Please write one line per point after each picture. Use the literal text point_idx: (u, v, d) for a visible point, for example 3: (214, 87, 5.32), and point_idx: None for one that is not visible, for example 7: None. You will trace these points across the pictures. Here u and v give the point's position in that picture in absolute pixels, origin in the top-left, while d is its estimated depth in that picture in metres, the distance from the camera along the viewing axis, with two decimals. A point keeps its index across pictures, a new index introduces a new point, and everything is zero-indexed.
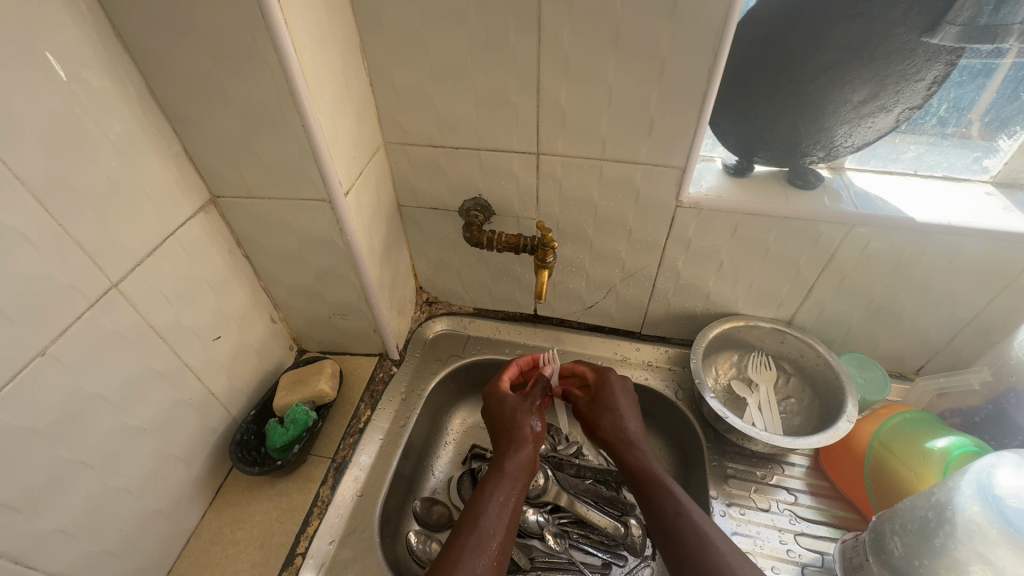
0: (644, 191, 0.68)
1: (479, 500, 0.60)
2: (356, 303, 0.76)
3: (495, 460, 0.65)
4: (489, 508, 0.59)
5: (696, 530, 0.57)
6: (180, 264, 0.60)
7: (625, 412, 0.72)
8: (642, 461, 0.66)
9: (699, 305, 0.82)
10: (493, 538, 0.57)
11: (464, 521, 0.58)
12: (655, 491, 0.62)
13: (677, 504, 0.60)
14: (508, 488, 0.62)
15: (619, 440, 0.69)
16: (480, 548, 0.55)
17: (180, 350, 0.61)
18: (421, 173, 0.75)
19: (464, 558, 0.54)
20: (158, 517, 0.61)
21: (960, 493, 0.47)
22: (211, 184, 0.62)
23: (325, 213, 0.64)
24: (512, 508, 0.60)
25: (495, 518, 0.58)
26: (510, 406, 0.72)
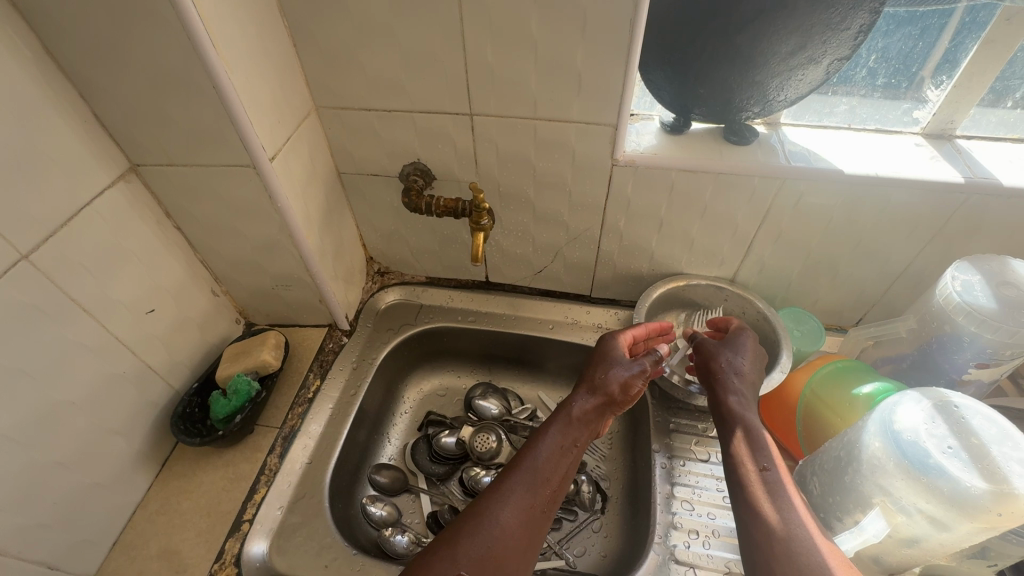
0: (579, 150, 0.68)
1: (547, 437, 0.61)
2: (297, 273, 0.76)
3: (565, 400, 0.65)
4: (550, 449, 0.60)
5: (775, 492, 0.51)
6: (102, 234, 0.59)
7: (743, 373, 0.63)
8: (744, 416, 0.59)
9: (644, 267, 0.83)
10: (548, 481, 0.58)
11: (524, 454, 0.60)
12: (740, 450, 0.56)
13: (766, 462, 0.54)
14: (572, 437, 0.61)
15: (725, 389, 0.62)
16: (531, 488, 0.56)
17: (108, 324, 0.60)
18: (357, 139, 0.73)
19: (516, 490, 0.56)
20: (97, 490, 0.61)
21: (866, 432, 0.50)
22: (129, 151, 0.61)
23: (253, 180, 0.62)
24: (573, 453, 0.61)
25: (555, 460, 0.59)
26: (607, 358, 0.69)
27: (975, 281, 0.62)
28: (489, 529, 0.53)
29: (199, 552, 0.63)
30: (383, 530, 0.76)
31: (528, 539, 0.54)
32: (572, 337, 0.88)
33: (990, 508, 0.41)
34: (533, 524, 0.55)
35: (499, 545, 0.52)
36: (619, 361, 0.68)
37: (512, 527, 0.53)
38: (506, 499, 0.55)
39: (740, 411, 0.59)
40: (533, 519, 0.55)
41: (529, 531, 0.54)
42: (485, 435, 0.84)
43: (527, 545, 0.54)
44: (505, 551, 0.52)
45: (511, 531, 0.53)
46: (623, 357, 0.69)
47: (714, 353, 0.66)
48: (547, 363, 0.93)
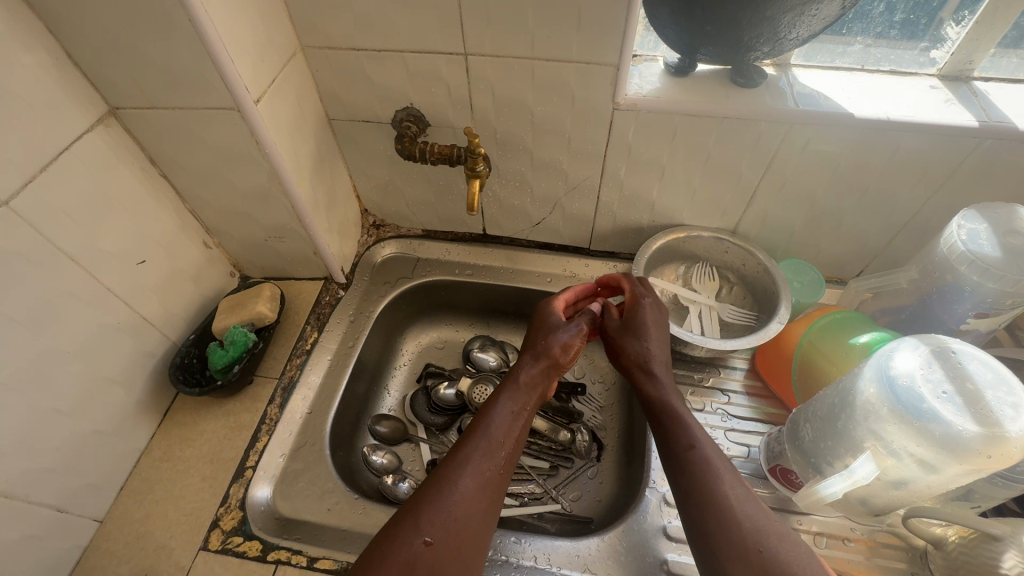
0: (578, 93, 0.65)
1: (497, 407, 0.61)
2: (290, 224, 0.74)
3: (513, 367, 0.65)
4: (503, 417, 0.60)
5: (704, 464, 0.54)
6: (85, 180, 0.57)
7: (656, 341, 0.67)
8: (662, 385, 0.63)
9: (644, 218, 0.82)
10: (502, 447, 0.58)
11: (477, 422, 0.59)
12: (671, 425, 0.59)
13: (691, 433, 0.57)
14: (521, 401, 0.62)
15: (641, 361, 0.66)
16: (488, 456, 0.56)
17: (99, 274, 0.59)
18: (346, 81, 0.70)
19: (472, 459, 0.55)
20: (100, 437, 0.61)
21: (862, 378, 0.50)
22: (107, 93, 0.58)
23: (238, 125, 0.60)
24: (524, 416, 0.61)
25: (508, 425, 0.59)
26: (546, 326, 0.70)
27: (981, 230, 0.60)
28: (450, 499, 0.52)
29: (203, 497, 0.64)
30: (384, 477, 0.78)
31: (487, 505, 0.54)
32: None
33: (979, 450, 0.41)
34: (490, 490, 0.55)
35: (461, 515, 0.52)
36: (559, 326, 0.70)
37: (472, 495, 0.53)
38: (463, 470, 0.54)
39: (655, 382, 0.63)
40: (492, 487, 0.55)
41: (487, 498, 0.54)
42: (482, 386, 0.85)
43: (487, 511, 0.54)
44: (467, 519, 0.52)
45: (471, 500, 0.53)
46: (563, 325, 0.70)
47: (628, 326, 0.69)
48: None
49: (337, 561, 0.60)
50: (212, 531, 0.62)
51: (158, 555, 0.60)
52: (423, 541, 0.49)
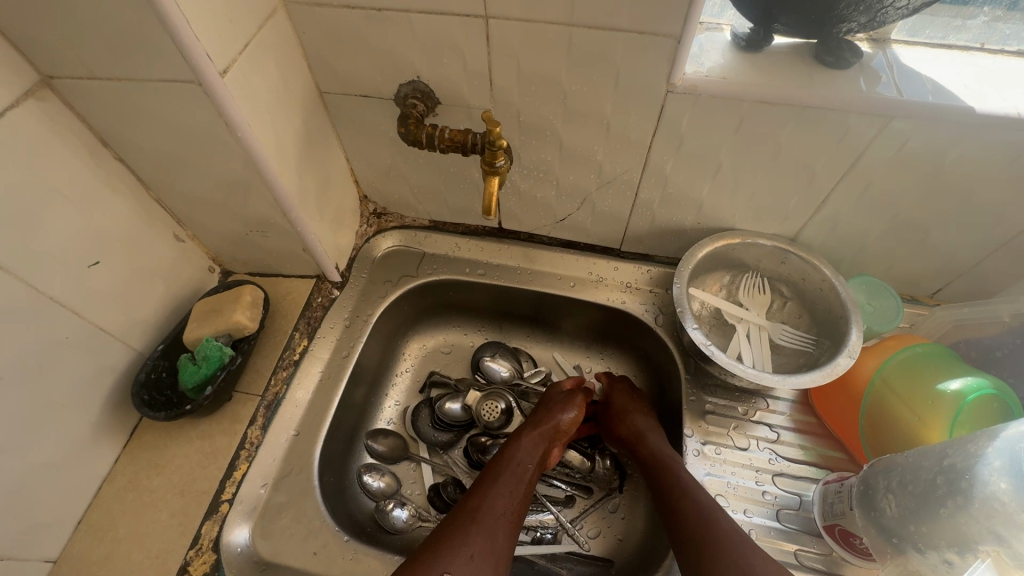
0: (625, 70, 0.52)
1: (508, 461, 0.62)
2: (274, 218, 0.63)
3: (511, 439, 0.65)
4: (513, 467, 0.61)
5: (699, 512, 0.54)
6: (12, 170, 0.46)
7: (648, 421, 0.67)
8: (656, 453, 0.63)
9: (688, 219, 0.70)
10: (516, 496, 0.59)
11: (474, 494, 0.58)
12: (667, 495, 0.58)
13: (682, 487, 0.57)
14: (519, 470, 0.61)
15: (632, 433, 0.66)
16: (500, 503, 0.57)
17: (36, 282, 0.49)
18: (339, 47, 0.57)
19: (484, 509, 0.56)
20: (48, 469, 0.53)
21: (985, 464, 0.41)
22: (36, 59, 0.46)
23: (201, 102, 0.48)
24: (534, 472, 0.62)
25: (515, 481, 0.60)
26: (548, 395, 0.71)
27: None
28: (463, 544, 0.52)
29: (172, 536, 0.56)
30: (381, 503, 0.69)
31: (503, 553, 0.54)
32: (594, 298, 0.77)
33: None
34: (499, 546, 0.54)
35: (475, 557, 0.52)
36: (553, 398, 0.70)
37: (484, 539, 0.53)
38: (476, 517, 0.55)
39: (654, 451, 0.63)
40: (506, 534, 0.55)
41: (501, 546, 0.54)
42: (492, 402, 0.77)
43: (502, 556, 0.53)
44: (482, 563, 0.52)
45: (485, 545, 0.53)
46: (564, 395, 0.71)
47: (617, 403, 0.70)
48: (564, 323, 0.82)
49: None
50: None
51: None
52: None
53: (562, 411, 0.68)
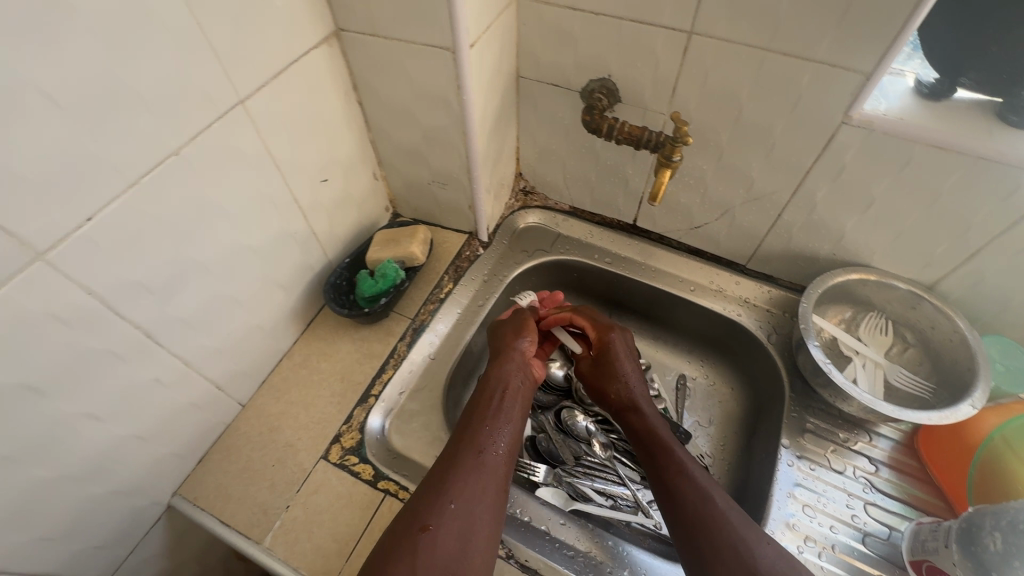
0: (807, 98, 0.58)
1: (480, 412, 0.62)
2: (457, 174, 0.74)
3: (487, 391, 0.65)
4: (491, 416, 0.61)
5: (695, 490, 0.57)
6: (300, 94, 0.59)
7: (634, 380, 0.70)
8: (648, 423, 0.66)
9: (824, 247, 0.73)
10: (501, 439, 0.59)
11: (452, 446, 0.58)
12: (664, 466, 0.61)
13: (676, 462, 0.60)
14: (502, 419, 0.61)
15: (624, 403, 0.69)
16: (481, 447, 0.57)
17: (291, 184, 0.63)
18: (550, 41, 0.67)
19: (465, 456, 0.56)
20: (259, 331, 0.66)
21: None
22: (338, 14, 0.59)
23: (446, 66, 0.59)
24: (517, 418, 0.62)
25: (500, 431, 0.60)
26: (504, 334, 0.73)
27: None
28: (446, 492, 0.52)
29: (331, 410, 0.68)
30: None
31: (493, 492, 0.54)
32: (710, 305, 0.82)
33: None
34: (487, 489, 0.54)
35: (460, 502, 0.51)
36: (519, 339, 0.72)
37: (470, 483, 0.53)
38: (458, 466, 0.55)
39: (648, 421, 0.66)
40: (493, 477, 0.55)
41: (488, 487, 0.54)
42: None
43: (491, 496, 0.53)
44: (469, 506, 0.52)
45: (470, 487, 0.53)
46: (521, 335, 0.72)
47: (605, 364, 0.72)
48: (674, 323, 0.88)
49: None
50: (333, 444, 0.66)
51: (285, 452, 0.65)
52: (424, 528, 0.49)
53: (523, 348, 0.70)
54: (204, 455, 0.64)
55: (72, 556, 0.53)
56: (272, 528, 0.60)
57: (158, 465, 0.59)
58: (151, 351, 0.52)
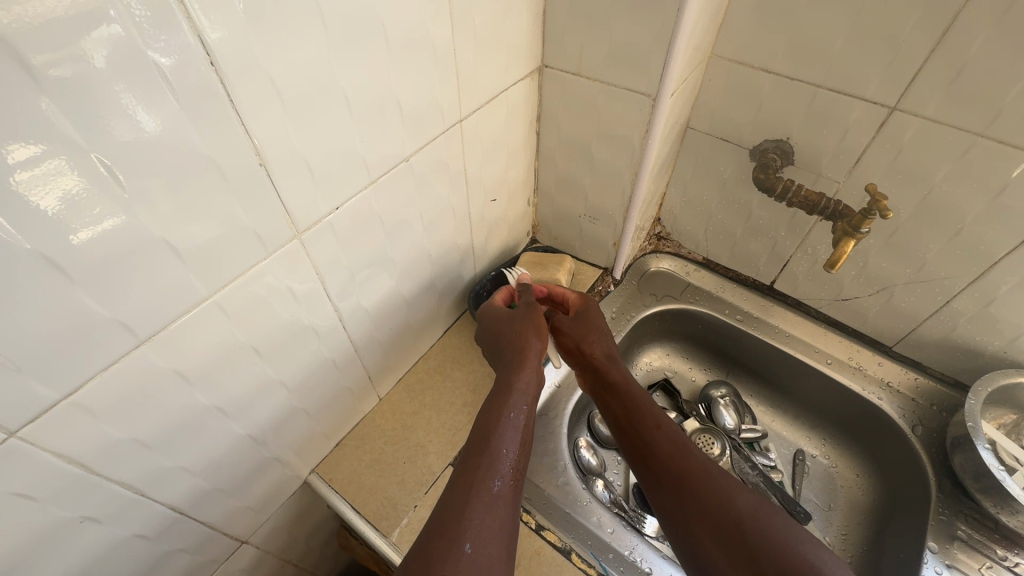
0: (1016, 187, 0.56)
1: (489, 427, 0.51)
2: (612, 210, 0.76)
3: (496, 392, 0.55)
4: (503, 433, 0.50)
5: (675, 443, 0.55)
6: (499, 119, 0.64)
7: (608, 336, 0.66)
8: (625, 376, 0.62)
9: (994, 343, 0.68)
10: (514, 467, 0.49)
11: (462, 463, 0.48)
12: (649, 429, 0.57)
13: (657, 418, 0.57)
14: (513, 422, 0.52)
15: (603, 357, 0.64)
16: (496, 480, 0.47)
17: (470, 200, 0.67)
18: (732, 99, 0.69)
19: (476, 485, 0.46)
20: (410, 330, 0.70)
21: None
22: (547, 52, 0.64)
23: (640, 110, 0.62)
24: (526, 429, 0.52)
25: (514, 442, 0.50)
26: (520, 327, 0.62)
27: None
28: (458, 531, 0.42)
29: (461, 419, 0.70)
30: (589, 476, 0.76)
31: (507, 527, 0.44)
32: (847, 382, 0.78)
33: None
34: (503, 520, 0.45)
35: (476, 543, 0.42)
36: (512, 320, 0.64)
37: (484, 518, 0.43)
38: (469, 497, 0.45)
39: (628, 375, 0.63)
40: (508, 509, 0.46)
41: (505, 519, 0.45)
42: (709, 440, 0.79)
43: (506, 535, 0.44)
44: (485, 546, 0.42)
45: (482, 523, 0.43)
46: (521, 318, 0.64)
47: (583, 322, 0.67)
48: (798, 394, 0.84)
49: (562, 539, 0.63)
50: None
51: (416, 451, 0.67)
52: None
53: (533, 339, 0.61)
54: (341, 439, 0.67)
55: (232, 513, 0.56)
56: (400, 524, 0.61)
57: (310, 441, 0.62)
58: (337, 334, 0.56)
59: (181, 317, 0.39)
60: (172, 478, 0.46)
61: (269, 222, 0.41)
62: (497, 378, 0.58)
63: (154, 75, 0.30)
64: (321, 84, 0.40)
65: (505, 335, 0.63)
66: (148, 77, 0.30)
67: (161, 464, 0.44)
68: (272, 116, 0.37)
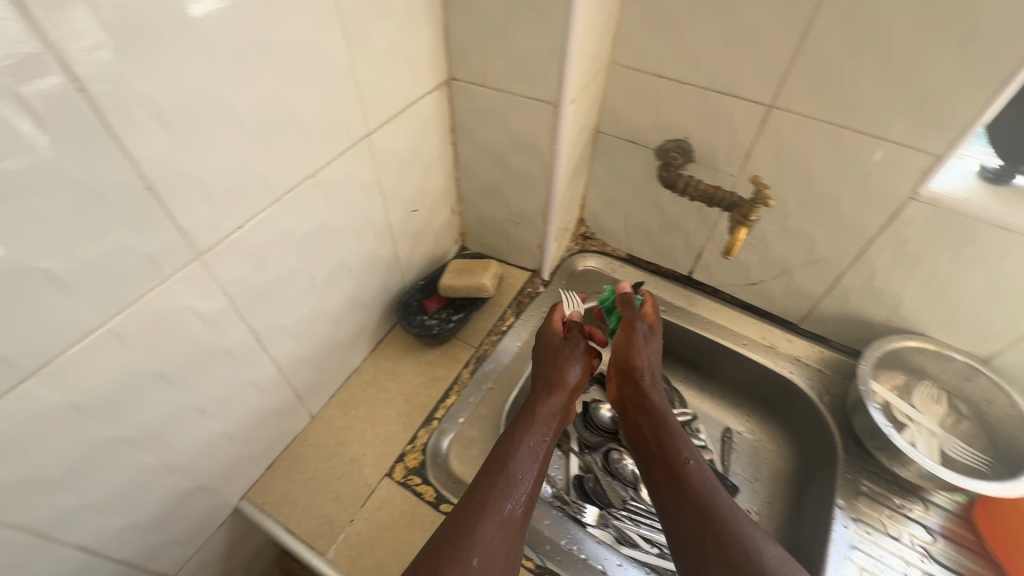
0: (878, 172, 0.63)
1: (509, 448, 0.55)
2: (533, 214, 0.79)
3: (527, 409, 0.60)
4: (521, 458, 0.54)
5: (702, 485, 0.52)
6: (410, 132, 0.65)
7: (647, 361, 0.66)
8: (659, 404, 0.62)
9: (880, 313, 0.76)
10: (523, 484, 0.52)
11: (487, 476, 0.52)
12: (671, 463, 0.55)
13: (683, 450, 0.56)
14: (537, 439, 0.57)
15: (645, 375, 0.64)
16: (507, 500, 0.50)
17: (389, 212, 0.68)
18: (634, 103, 0.74)
19: (490, 504, 0.49)
20: (339, 346, 0.70)
21: None
22: (453, 65, 0.66)
23: (545, 117, 0.65)
24: (542, 456, 0.56)
25: (528, 465, 0.54)
26: (563, 349, 0.67)
27: None
28: (467, 546, 0.45)
29: (397, 429, 0.70)
30: None
31: (512, 549, 0.47)
32: (762, 360, 0.84)
33: None
34: (510, 539, 0.48)
35: (481, 559, 0.45)
36: (566, 350, 0.68)
37: (490, 532, 0.47)
38: (483, 513, 0.48)
39: (658, 402, 0.62)
40: (515, 529, 0.49)
41: (511, 540, 0.48)
42: None
43: (508, 552, 0.47)
44: (489, 560, 0.45)
45: (492, 539, 0.47)
46: (568, 344, 0.68)
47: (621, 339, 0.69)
48: (721, 375, 0.90)
49: None
50: (398, 463, 0.67)
51: (351, 465, 0.67)
52: None
53: (575, 366, 0.65)
54: (273, 461, 0.66)
55: (153, 548, 0.54)
56: (336, 540, 0.61)
57: (238, 466, 0.61)
58: (256, 354, 0.55)
59: (72, 347, 0.38)
60: (79, 515, 0.44)
61: (165, 245, 0.41)
62: (527, 400, 0.63)
63: (16, 103, 0.30)
64: (209, 105, 0.40)
65: (547, 360, 0.67)
66: (7, 106, 0.30)
67: (65, 502, 0.42)
68: (155, 138, 0.37)
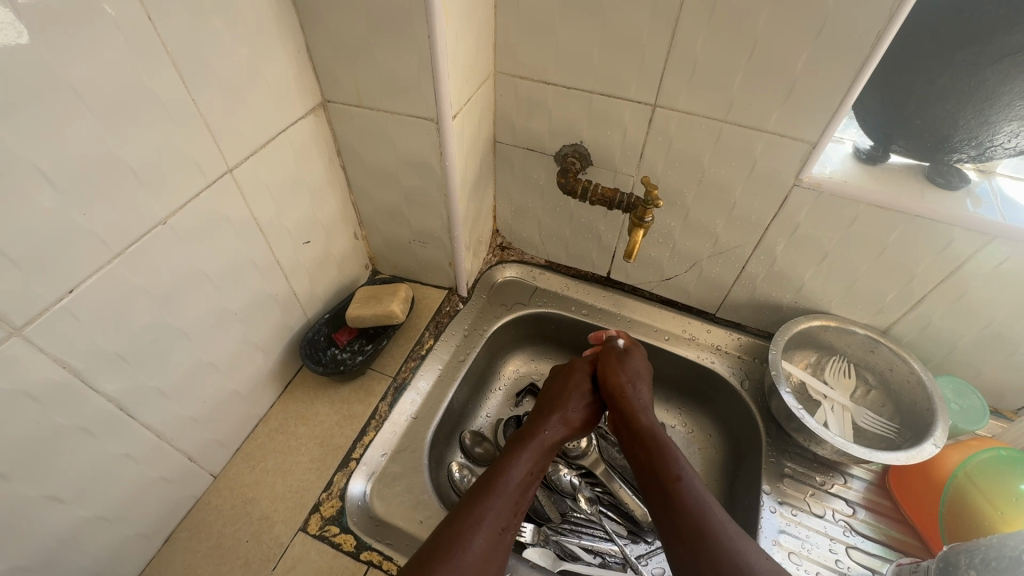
0: (762, 161, 0.64)
1: (507, 462, 0.56)
2: (438, 233, 0.76)
3: (536, 425, 0.62)
4: (518, 473, 0.55)
5: (691, 499, 0.52)
6: (286, 161, 0.61)
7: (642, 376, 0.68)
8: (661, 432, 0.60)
9: (787, 296, 0.78)
10: (515, 506, 0.53)
11: (485, 486, 0.53)
12: (665, 485, 0.54)
13: (675, 473, 0.55)
14: (534, 459, 0.58)
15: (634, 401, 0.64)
16: (504, 510, 0.52)
17: (274, 247, 0.63)
18: (526, 111, 0.72)
19: (481, 516, 0.50)
20: (236, 397, 0.65)
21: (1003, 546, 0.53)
22: (326, 88, 0.62)
23: (429, 134, 0.62)
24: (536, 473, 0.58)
25: (523, 485, 0.55)
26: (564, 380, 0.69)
27: None
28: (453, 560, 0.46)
29: (311, 477, 0.66)
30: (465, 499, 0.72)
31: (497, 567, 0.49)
32: (685, 353, 0.84)
33: None
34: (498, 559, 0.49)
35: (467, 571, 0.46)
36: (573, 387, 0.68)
37: (480, 545, 0.48)
38: (475, 527, 0.49)
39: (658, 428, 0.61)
40: (503, 544, 0.50)
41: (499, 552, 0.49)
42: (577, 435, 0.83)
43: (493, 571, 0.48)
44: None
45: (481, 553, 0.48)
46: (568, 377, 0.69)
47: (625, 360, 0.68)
48: None
49: None
50: (312, 514, 0.63)
51: (260, 524, 0.62)
52: None
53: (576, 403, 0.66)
54: (170, 534, 0.60)
55: None
56: None
57: (124, 547, 0.55)
58: (122, 426, 0.49)
59: None
60: None
61: None
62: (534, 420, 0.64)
63: None
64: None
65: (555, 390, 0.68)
66: None
67: None
68: None
